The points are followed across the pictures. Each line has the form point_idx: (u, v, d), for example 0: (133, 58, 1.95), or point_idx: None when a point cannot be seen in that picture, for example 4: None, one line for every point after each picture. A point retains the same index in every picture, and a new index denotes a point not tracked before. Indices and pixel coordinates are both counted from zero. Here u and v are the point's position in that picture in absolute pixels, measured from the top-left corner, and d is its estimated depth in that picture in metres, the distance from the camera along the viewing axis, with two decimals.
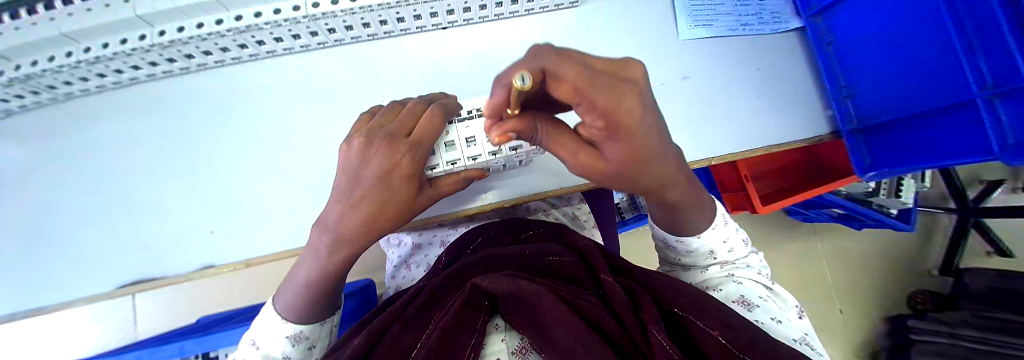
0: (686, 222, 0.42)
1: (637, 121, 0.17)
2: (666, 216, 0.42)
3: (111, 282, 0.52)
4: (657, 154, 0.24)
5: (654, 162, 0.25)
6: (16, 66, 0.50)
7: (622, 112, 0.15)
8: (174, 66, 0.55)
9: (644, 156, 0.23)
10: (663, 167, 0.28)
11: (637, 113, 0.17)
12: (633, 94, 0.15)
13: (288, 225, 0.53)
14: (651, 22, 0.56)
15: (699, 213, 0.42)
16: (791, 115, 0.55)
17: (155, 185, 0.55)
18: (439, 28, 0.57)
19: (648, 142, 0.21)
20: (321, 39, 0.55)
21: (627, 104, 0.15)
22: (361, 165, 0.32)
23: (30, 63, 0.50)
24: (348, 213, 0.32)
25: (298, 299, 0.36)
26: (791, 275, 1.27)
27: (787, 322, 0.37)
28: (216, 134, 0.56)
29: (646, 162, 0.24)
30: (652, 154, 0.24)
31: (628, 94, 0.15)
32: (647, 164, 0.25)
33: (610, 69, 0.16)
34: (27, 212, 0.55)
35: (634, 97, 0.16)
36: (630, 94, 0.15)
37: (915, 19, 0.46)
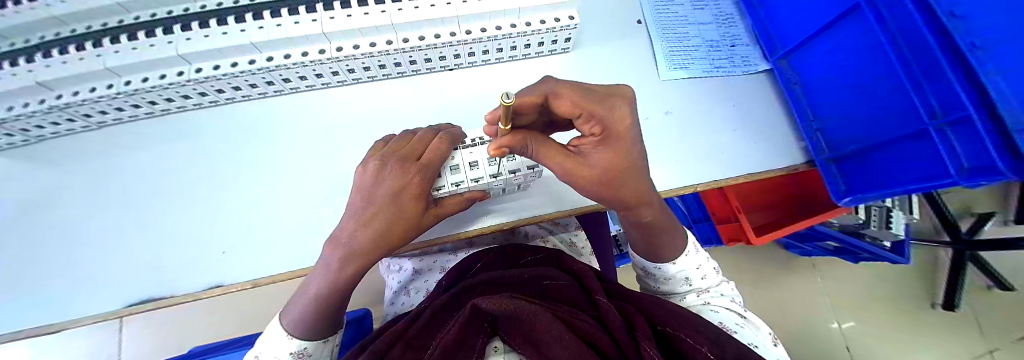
0: (665, 248, 0.47)
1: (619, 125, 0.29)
2: (645, 238, 0.46)
3: (111, 302, 0.52)
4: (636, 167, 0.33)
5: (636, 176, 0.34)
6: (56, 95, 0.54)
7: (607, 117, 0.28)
8: (204, 99, 0.60)
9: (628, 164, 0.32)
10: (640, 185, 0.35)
11: (619, 121, 0.29)
12: (616, 109, 0.29)
13: (293, 246, 0.55)
14: (635, 65, 0.63)
15: (675, 238, 0.47)
16: (770, 146, 0.59)
17: (169, 207, 0.58)
18: (446, 69, 0.64)
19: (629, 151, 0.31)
20: (341, 77, 0.61)
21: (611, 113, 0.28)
22: (375, 185, 0.35)
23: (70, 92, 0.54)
24: (361, 229, 0.35)
25: (304, 315, 0.37)
26: (792, 309, 1.25)
27: (766, 347, 0.38)
28: (234, 161, 0.60)
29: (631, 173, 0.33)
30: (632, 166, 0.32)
31: (615, 108, 0.28)
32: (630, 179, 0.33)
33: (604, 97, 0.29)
34: (39, 232, 0.57)
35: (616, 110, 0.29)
36: (614, 106, 0.28)
37: (866, 63, 0.53)
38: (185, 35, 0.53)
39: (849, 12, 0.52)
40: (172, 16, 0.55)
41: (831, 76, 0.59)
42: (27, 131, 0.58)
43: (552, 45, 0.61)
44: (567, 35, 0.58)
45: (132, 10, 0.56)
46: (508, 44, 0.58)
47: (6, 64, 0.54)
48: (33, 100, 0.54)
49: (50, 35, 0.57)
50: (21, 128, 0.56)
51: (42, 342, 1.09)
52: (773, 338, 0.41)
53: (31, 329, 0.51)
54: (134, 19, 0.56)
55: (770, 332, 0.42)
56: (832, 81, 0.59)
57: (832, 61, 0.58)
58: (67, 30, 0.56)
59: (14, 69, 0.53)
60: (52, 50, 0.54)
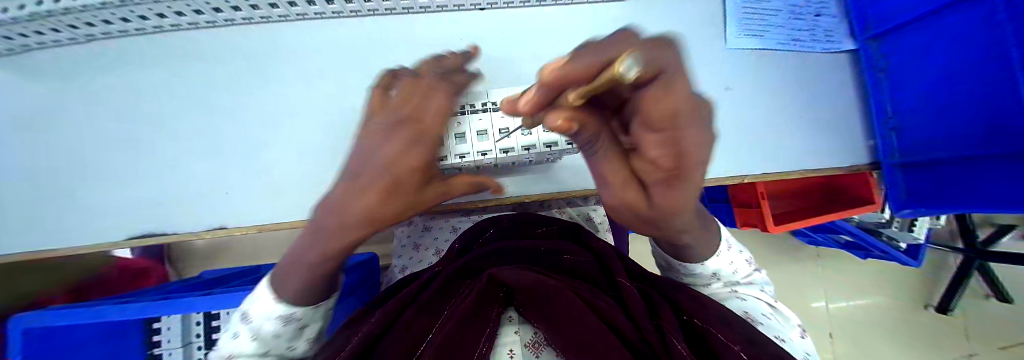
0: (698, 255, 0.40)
1: (689, 118, 0.11)
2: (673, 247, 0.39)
3: (125, 230, 0.53)
4: (688, 178, 0.17)
5: (674, 186, 0.18)
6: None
7: (660, 79, 0.11)
8: (201, 17, 0.51)
9: (674, 170, 0.16)
10: (682, 187, 0.18)
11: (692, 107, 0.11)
12: (690, 97, 0.12)
13: (304, 195, 0.53)
14: (697, 26, 0.54)
15: (706, 245, 0.39)
16: (829, 142, 0.53)
17: (169, 140, 0.54)
18: (476, 8, 0.54)
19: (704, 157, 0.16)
20: (354, 6, 0.51)
21: (663, 67, 0.11)
22: (374, 148, 0.23)
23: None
24: (349, 202, 0.25)
25: (295, 281, 0.34)
26: (789, 291, 1.29)
27: (790, 341, 0.38)
28: (235, 94, 0.54)
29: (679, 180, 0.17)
30: (681, 175, 0.16)
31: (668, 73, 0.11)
32: (663, 189, 0.18)
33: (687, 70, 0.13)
34: (39, 151, 0.54)
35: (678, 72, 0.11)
36: (662, 62, 0.11)
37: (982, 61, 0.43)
38: None
39: None
40: None
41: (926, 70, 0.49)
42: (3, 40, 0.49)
43: None
44: None
45: None
46: None
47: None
48: None
49: None
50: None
51: None
52: (800, 329, 0.42)
53: (55, 248, 0.53)
54: None
55: (798, 323, 0.42)
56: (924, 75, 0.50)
57: (934, 54, 0.48)
58: None
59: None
60: None
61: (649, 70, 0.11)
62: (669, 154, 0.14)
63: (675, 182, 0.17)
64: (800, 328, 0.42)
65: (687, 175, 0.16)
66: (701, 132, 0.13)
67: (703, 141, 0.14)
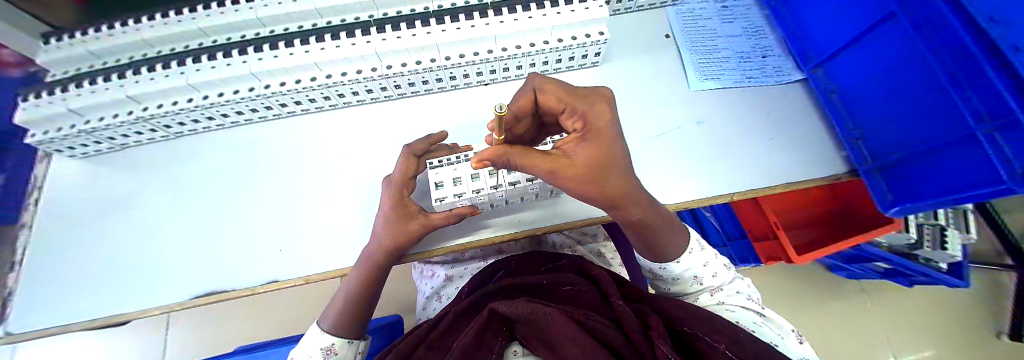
0: (665, 246, 0.45)
1: (570, 99, 0.33)
2: (644, 240, 0.45)
3: (175, 295, 0.57)
4: (597, 129, 0.32)
5: (592, 137, 0.32)
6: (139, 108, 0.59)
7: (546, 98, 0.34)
8: (269, 112, 0.65)
9: (588, 124, 0.32)
10: (598, 140, 0.32)
11: (568, 96, 0.33)
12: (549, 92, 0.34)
13: (338, 246, 0.58)
14: (663, 78, 0.65)
15: (672, 235, 0.46)
16: (804, 156, 0.59)
17: (226, 210, 0.63)
18: (481, 84, 0.68)
19: (602, 118, 0.32)
20: (388, 93, 0.65)
21: (557, 94, 0.34)
22: (386, 192, 0.47)
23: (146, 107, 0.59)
24: (379, 228, 0.46)
25: (341, 311, 0.45)
26: (836, 334, 1.18)
27: (784, 345, 0.37)
28: (287, 166, 0.65)
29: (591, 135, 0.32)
30: (593, 127, 0.32)
31: (546, 90, 0.34)
32: (581, 144, 0.32)
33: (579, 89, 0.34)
34: (116, 229, 0.63)
35: (562, 92, 0.33)
36: (552, 92, 0.34)
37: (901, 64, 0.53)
38: (272, 53, 0.57)
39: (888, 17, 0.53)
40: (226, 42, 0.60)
41: (868, 84, 0.59)
42: (115, 139, 0.65)
43: (583, 60, 0.63)
44: (596, 50, 0.60)
45: (212, 34, 0.62)
46: (541, 59, 0.60)
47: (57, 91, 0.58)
48: (112, 114, 0.60)
49: (134, 56, 0.64)
50: (111, 136, 0.63)
51: (104, 338, 1.22)
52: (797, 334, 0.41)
53: (109, 316, 0.56)
54: (212, 41, 0.63)
55: (793, 328, 0.42)
56: (868, 89, 0.59)
57: (866, 68, 0.59)
58: (152, 51, 0.63)
59: (64, 94, 0.58)
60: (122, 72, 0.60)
61: (547, 94, 0.34)
62: (579, 114, 0.33)
63: (588, 131, 0.32)
64: (795, 333, 0.41)
65: (594, 128, 0.32)
66: (585, 102, 0.32)
67: (593, 107, 0.32)
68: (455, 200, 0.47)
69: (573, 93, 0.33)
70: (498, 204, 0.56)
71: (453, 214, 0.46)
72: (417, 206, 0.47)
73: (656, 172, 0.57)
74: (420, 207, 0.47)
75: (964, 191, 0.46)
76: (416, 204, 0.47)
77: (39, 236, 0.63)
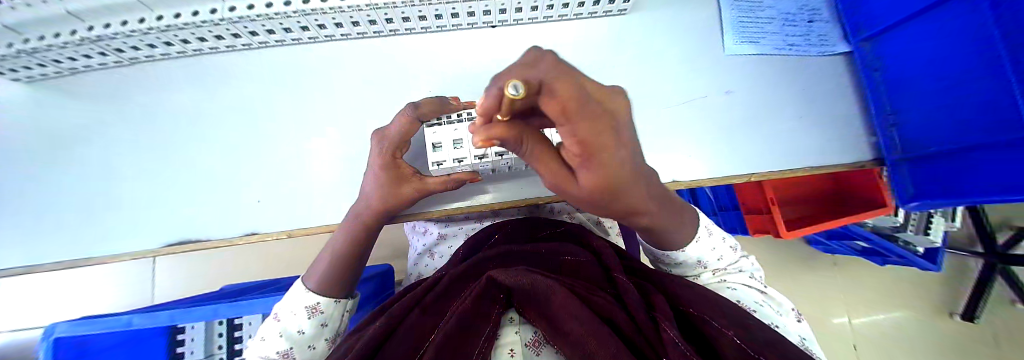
0: (671, 240, 0.41)
1: (574, 114, 0.10)
2: (650, 236, 0.40)
3: (154, 241, 0.54)
4: (603, 160, 0.14)
5: (597, 168, 0.15)
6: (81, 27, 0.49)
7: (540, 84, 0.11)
8: (237, 41, 0.56)
9: (585, 150, 0.14)
10: (605, 171, 0.16)
11: (579, 101, 0.10)
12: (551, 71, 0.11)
13: (326, 200, 0.54)
14: (695, 36, 0.57)
15: (684, 228, 0.41)
16: (828, 139, 0.55)
17: (198, 154, 0.57)
18: (488, 26, 0.58)
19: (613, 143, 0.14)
20: (378, 27, 0.56)
21: (541, 74, 0.11)
22: (374, 153, 0.42)
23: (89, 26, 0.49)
24: (369, 188, 0.43)
25: (327, 272, 0.44)
26: (805, 301, 1.27)
27: (785, 326, 0.37)
28: (264, 108, 0.58)
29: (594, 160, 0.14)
30: (597, 155, 0.14)
31: (540, 71, 0.11)
32: (581, 169, 0.16)
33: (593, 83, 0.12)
34: (77, 167, 0.57)
35: (559, 77, 0.10)
36: (536, 71, 0.11)
37: (964, 53, 0.49)
38: None
39: None
40: None
41: (922, 68, 0.54)
42: (59, 63, 0.56)
43: (608, 5, 0.54)
44: None
45: None
46: (559, 0, 0.51)
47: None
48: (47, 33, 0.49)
49: None
50: (54, 59, 0.54)
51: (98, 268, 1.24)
52: (795, 313, 0.42)
53: (83, 258, 0.54)
54: None
55: (791, 308, 0.42)
56: (918, 74, 0.54)
57: (919, 52, 0.54)
58: None
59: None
60: None
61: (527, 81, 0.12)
62: (572, 135, 0.12)
63: (587, 162, 0.15)
64: (794, 311, 0.42)
65: (600, 156, 0.14)
66: (594, 120, 0.11)
67: (601, 129, 0.12)
68: (454, 165, 0.43)
69: (585, 91, 0.10)
70: (500, 170, 0.51)
71: (450, 179, 0.42)
72: (412, 169, 0.43)
73: (672, 145, 0.53)
74: (416, 170, 0.43)
75: (995, 193, 0.47)
76: (410, 166, 0.43)
77: None
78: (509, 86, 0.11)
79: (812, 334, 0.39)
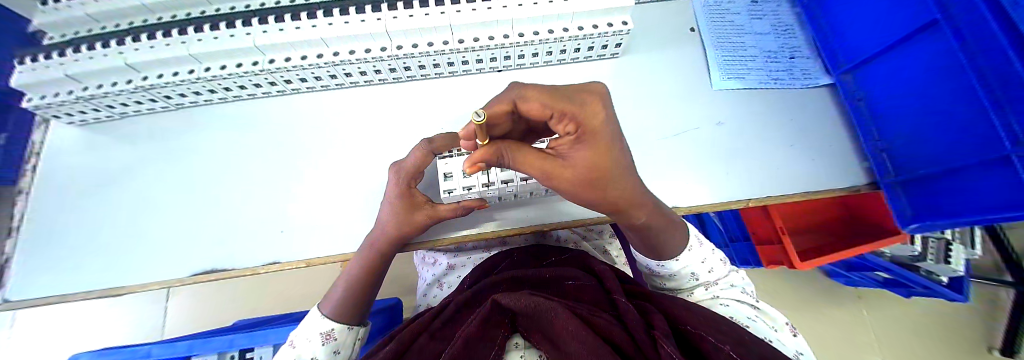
0: (664, 246, 0.43)
1: (550, 97, 0.25)
2: (643, 240, 0.43)
3: (177, 271, 0.57)
4: (595, 130, 0.26)
5: (585, 141, 0.26)
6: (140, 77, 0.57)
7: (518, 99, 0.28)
8: (273, 87, 0.63)
9: (576, 122, 0.25)
10: (596, 142, 0.26)
11: (547, 94, 0.25)
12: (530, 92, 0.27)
13: (343, 230, 0.57)
14: (684, 75, 0.63)
15: (673, 235, 0.43)
16: (822, 164, 0.57)
17: (229, 188, 0.61)
18: (494, 70, 0.65)
19: (598, 117, 0.25)
20: (397, 74, 0.63)
21: (518, 95, 0.28)
22: (390, 182, 0.46)
23: (147, 77, 0.57)
24: (385, 215, 0.46)
25: (344, 297, 0.46)
26: (831, 337, 1.21)
27: (780, 341, 0.37)
28: (291, 145, 0.64)
29: (585, 134, 0.26)
30: (591, 128, 0.25)
31: (528, 96, 0.27)
32: (574, 146, 0.27)
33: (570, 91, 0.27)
34: (116, 201, 0.62)
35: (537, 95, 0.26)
36: (531, 92, 0.27)
37: (937, 78, 0.52)
38: (277, 26, 0.55)
39: (927, 27, 0.51)
40: (227, 14, 0.58)
41: (903, 95, 0.57)
42: (115, 108, 0.63)
43: (603, 50, 0.60)
44: (618, 41, 0.57)
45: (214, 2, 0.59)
46: (557, 48, 0.57)
47: (56, 60, 0.56)
48: (111, 82, 0.57)
49: (134, 21, 0.60)
50: (110, 104, 0.61)
51: (110, 302, 1.25)
52: (790, 327, 0.41)
53: (109, 288, 0.56)
54: (214, 10, 0.59)
55: (787, 322, 0.42)
56: (903, 100, 0.57)
57: (898, 79, 0.57)
58: (153, 17, 0.60)
59: (61, 59, 0.56)
60: (124, 39, 0.58)
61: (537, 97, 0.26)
62: (577, 119, 0.25)
63: (582, 134, 0.26)
64: (789, 326, 0.42)
65: (593, 128, 0.26)
66: (563, 100, 0.25)
67: (575, 103, 0.25)
68: (464, 193, 0.47)
69: (554, 92, 0.26)
70: (506, 198, 0.55)
71: (461, 207, 0.45)
72: (424, 197, 0.46)
73: (670, 173, 0.55)
74: (429, 199, 0.46)
75: (992, 211, 0.46)
76: (423, 195, 0.46)
77: (39, 203, 0.62)
78: (473, 118, 0.25)
79: (809, 348, 0.38)
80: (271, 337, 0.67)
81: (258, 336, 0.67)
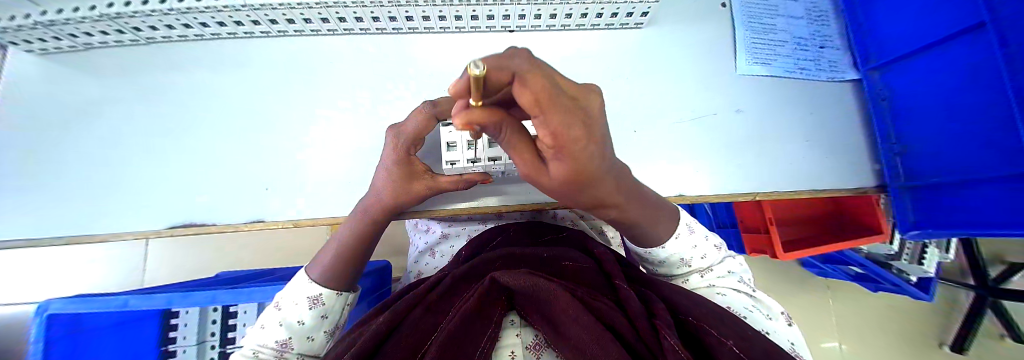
0: (649, 234, 0.41)
1: (546, 106, 0.10)
2: (627, 230, 0.40)
3: (157, 222, 0.54)
4: (576, 155, 0.14)
5: (566, 161, 0.16)
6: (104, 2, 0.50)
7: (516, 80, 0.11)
8: (257, 28, 0.56)
9: (557, 144, 0.13)
10: (578, 163, 0.16)
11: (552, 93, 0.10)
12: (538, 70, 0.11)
13: (335, 192, 0.54)
14: (707, 54, 0.59)
15: (663, 225, 0.41)
16: (832, 161, 0.56)
17: (209, 138, 0.57)
18: (505, 30, 0.59)
19: (591, 133, 0.13)
20: (397, 24, 0.57)
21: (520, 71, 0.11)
22: (387, 148, 0.42)
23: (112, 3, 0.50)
24: (381, 183, 0.43)
25: (332, 263, 0.44)
26: (799, 320, 1.28)
27: (775, 331, 0.37)
28: (279, 96, 0.58)
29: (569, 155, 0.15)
30: (570, 148, 0.14)
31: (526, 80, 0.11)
32: (553, 159, 0.17)
33: (564, 79, 0.12)
34: (84, 143, 0.57)
35: (534, 71, 0.11)
36: (513, 62, 0.12)
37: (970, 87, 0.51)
38: None
39: (974, 29, 0.49)
40: None
41: (928, 97, 0.55)
42: (75, 37, 0.55)
43: (626, 18, 0.55)
44: (644, 9, 0.52)
45: None
46: (578, 10, 0.52)
47: None
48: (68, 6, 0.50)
49: None
50: (69, 32, 0.53)
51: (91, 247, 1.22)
52: (785, 316, 0.42)
53: (83, 236, 0.53)
54: None
55: (782, 311, 0.42)
56: (927, 104, 0.55)
57: (930, 82, 0.55)
58: None
59: None
60: None
61: (499, 71, 0.13)
62: (545, 128, 0.12)
63: (561, 155, 0.15)
64: (783, 315, 0.42)
65: (574, 148, 0.14)
66: (568, 113, 0.11)
67: (577, 123, 0.11)
68: (468, 166, 0.44)
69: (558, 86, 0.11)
70: (510, 173, 0.51)
71: (462, 179, 0.42)
72: (424, 166, 0.43)
73: (681, 159, 0.53)
74: (428, 169, 0.43)
75: (996, 226, 0.48)
76: (422, 163, 0.43)
77: None
78: (470, 65, 0.12)
79: (801, 338, 0.39)
80: (257, 294, 0.67)
81: (245, 292, 0.66)
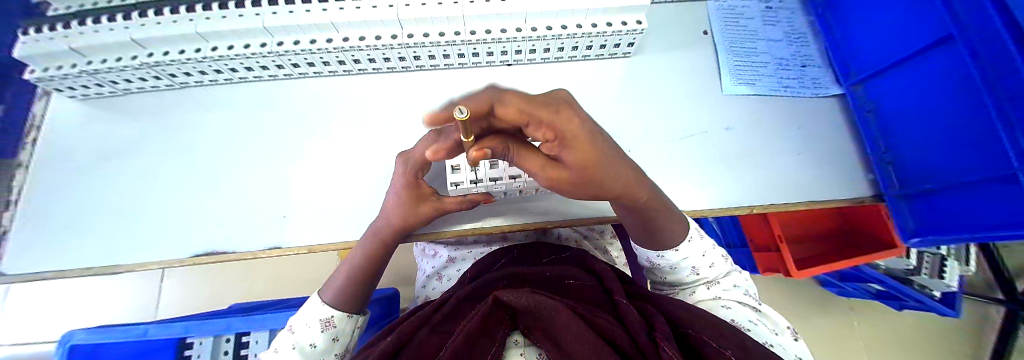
0: (663, 231, 0.43)
1: (529, 106, 0.21)
2: (641, 226, 0.43)
3: (177, 252, 0.56)
4: (573, 136, 0.22)
5: (569, 146, 0.23)
6: (147, 53, 0.56)
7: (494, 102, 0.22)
8: (279, 71, 0.62)
9: (556, 132, 0.22)
10: (581, 144, 0.23)
11: (526, 101, 0.21)
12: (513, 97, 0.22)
13: (346, 218, 0.57)
14: (694, 78, 0.63)
15: (673, 224, 0.44)
16: (828, 173, 0.58)
17: (231, 171, 0.61)
18: (504, 64, 0.65)
19: (574, 120, 0.22)
20: (406, 63, 0.62)
21: (495, 96, 0.22)
22: (397, 172, 0.45)
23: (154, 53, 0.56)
24: (391, 204, 0.45)
25: (345, 286, 0.45)
26: (823, 341, 1.23)
27: (779, 345, 0.37)
28: (296, 130, 0.63)
29: (565, 142, 0.23)
30: (565, 134, 0.22)
31: (506, 99, 0.22)
32: (561, 150, 0.24)
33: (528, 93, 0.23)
34: (116, 179, 0.61)
35: (505, 94, 0.22)
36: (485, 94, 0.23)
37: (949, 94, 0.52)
38: (288, 9, 0.54)
39: (939, 43, 0.51)
40: None
41: (911, 107, 0.57)
42: (118, 84, 0.62)
43: (615, 49, 0.60)
44: (631, 40, 0.57)
45: None
46: (569, 44, 0.57)
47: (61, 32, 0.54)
48: (116, 57, 0.56)
49: None
50: (113, 80, 0.60)
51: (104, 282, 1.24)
52: (792, 331, 0.41)
53: (107, 267, 0.55)
54: None
55: (789, 326, 0.42)
56: (912, 113, 0.57)
57: (911, 93, 0.57)
58: None
59: (66, 32, 0.55)
60: (132, 13, 0.57)
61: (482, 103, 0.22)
62: (546, 124, 0.22)
63: (563, 140, 0.23)
64: (789, 330, 0.41)
65: (567, 130, 0.22)
66: (545, 109, 0.22)
67: (558, 111, 0.22)
68: (470, 186, 0.48)
69: (530, 98, 0.22)
70: (511, 193, 0.54)
71: (466, 200, 0.45)
72: (431, 189, 0.46)
73: (677, 176, 0.55)
74: (434, 191, 0.45)
75: (996, 228, 0.47)
76: (429, 186, 0.46)
77: (37, 177, 0.61)
78: (457, 113, 0.19)
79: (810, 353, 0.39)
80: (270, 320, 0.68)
81: (259, 318, 0.67)
